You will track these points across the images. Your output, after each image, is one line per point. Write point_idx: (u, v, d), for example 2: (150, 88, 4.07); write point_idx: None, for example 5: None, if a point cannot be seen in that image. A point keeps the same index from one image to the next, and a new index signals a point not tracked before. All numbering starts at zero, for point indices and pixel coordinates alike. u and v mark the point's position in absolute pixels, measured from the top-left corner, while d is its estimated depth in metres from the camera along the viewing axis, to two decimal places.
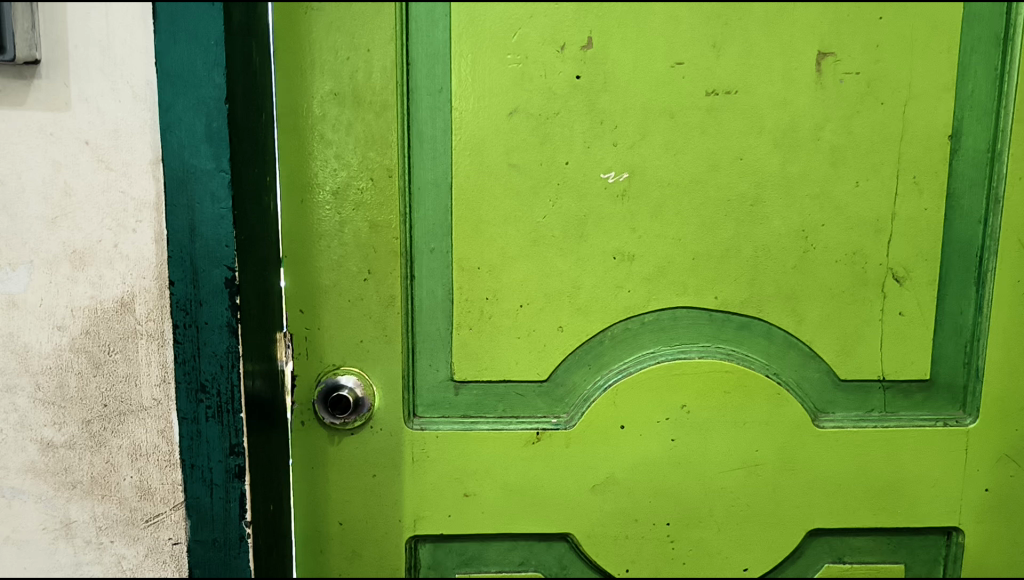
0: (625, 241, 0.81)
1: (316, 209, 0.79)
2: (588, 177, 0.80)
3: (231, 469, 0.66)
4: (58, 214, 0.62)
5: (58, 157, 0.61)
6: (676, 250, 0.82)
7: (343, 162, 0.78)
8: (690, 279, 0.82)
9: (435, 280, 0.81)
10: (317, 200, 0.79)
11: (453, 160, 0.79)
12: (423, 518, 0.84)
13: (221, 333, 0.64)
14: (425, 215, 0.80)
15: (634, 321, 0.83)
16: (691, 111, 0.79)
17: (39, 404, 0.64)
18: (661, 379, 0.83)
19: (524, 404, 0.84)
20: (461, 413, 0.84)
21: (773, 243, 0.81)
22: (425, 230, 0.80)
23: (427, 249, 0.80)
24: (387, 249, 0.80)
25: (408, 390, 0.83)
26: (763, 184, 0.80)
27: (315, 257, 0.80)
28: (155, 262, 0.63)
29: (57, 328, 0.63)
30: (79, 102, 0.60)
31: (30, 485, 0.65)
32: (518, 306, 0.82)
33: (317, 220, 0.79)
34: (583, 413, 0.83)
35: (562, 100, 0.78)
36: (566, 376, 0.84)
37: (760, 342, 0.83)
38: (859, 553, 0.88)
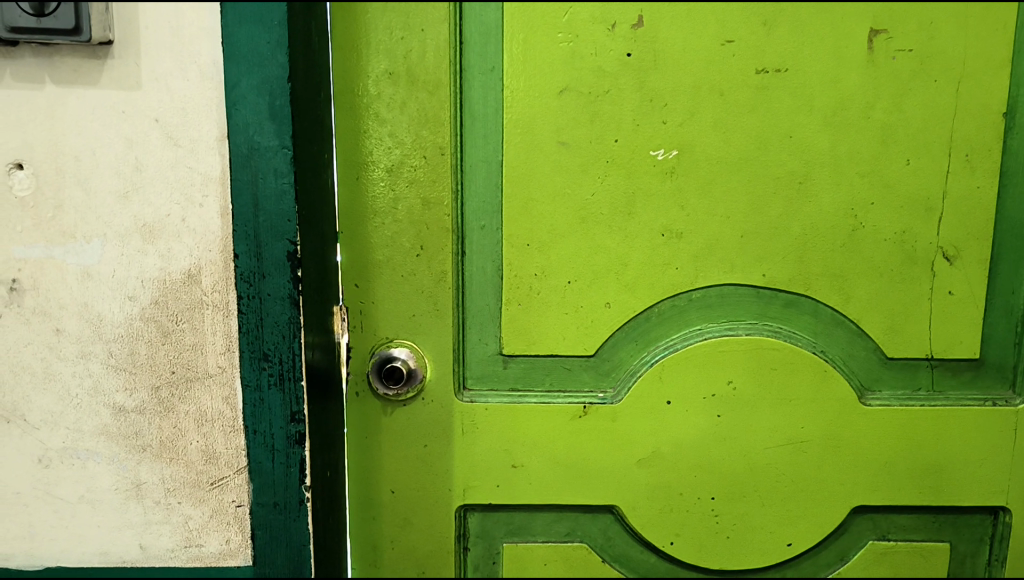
0: (673, 218, 0.82)
1: (371, 185, 0.81)
2: (637, 155, 0.81)
3: (292, 435, 0.69)
4: (130, 188, 0.65)
5: (131, 134, 0.64)
6: (724, 228, 0.82)
7: (397, 141, 0.80)
8: (738, 257, 0.83)
9: (485, 256, 0.83)
10: (372, 176, 0.81)
11: (504, 138, 0.80)
12: (472, 488, 0.87)
13: (283, 304, 0.67)
14: (477, 192, 0.81)
15: (681, 297, 0.84)
16: (740, 89, 0.79)
17: (112, 370, 0.67)
18: (707, 355, 0.84)
19: (572, 378, 0.85)
20: (510, 386, 0.86)
21: (822, 221, 0.82)
22: (477, 207, 0.82)
23: (478, 226, 0.82)
24: (439, 225, 0.82)
25: (458, 363, 0.85)
26: (812, 162, 0.81)
27: (369, 231, 0.82)
28: (221, 236, 0.65)
29: (129, 298, 0.66)
30: (150, 81, 0.63)
31: (104, 447, 0.69)
32: (567, 282, 0.83)
33: (372, 196, 0.81)
34: (629, 387, 0.85)
35: (613, 78, 0.79)
36: (613, 352, 0.85)
37: (808, 319, 0.84)
38: (903, 531, 0.88)
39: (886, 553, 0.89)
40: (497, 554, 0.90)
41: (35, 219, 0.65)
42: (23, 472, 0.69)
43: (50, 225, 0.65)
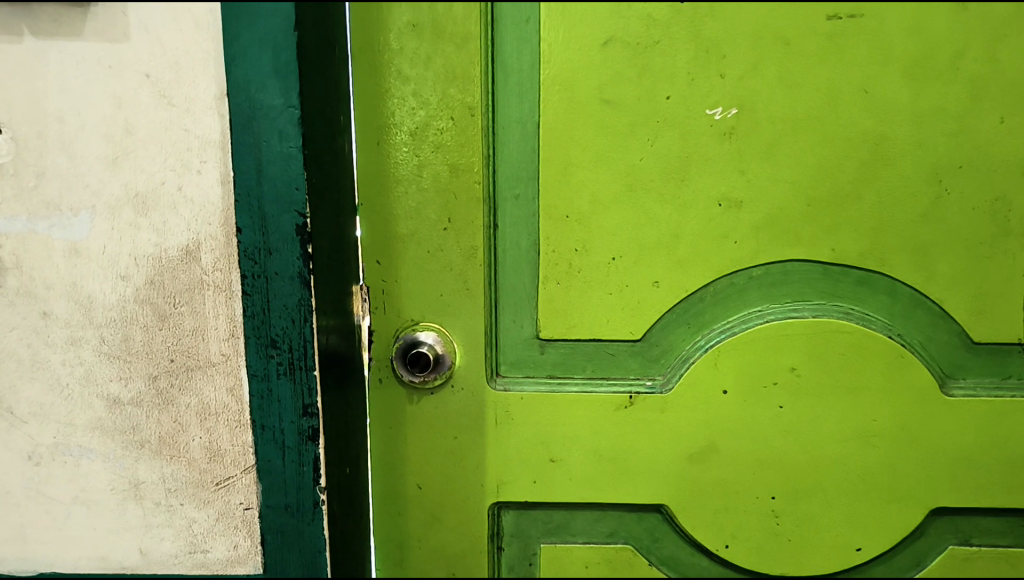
0: (731, 184, 0.73)
1: (394, 151, 0.73)
2: (691, 115, 0.72)
3: (304, 431, 0.61)
4: (119, 153, 0.57)
5: (119, 92, 0.56)
6: (789, 196, 0.73)
7: (422, 101, 0.72)
8: (804, 229, 0.74)
9: (519, 229, 0.75)
10: (394, 141, 0.73)
11: (541, 97, 0.72)
12: (506, 484, 0.79)
13: (292, 284, 0.59)
14: (510, 158, 0.73)
15: (740, 275, 0.75)
16: (809, 38, 0.70)
17: (105, 358, 0.60)
18: (767, 338, 0.75)
19: (617, 365, 0.77)
20: (547, 373, 0.78)
21: (901, 188, 0.72)
22: (511, 174, 0.73)
23: (511, 196, 0.74)
24: (468, 195, 0.74)
25: (491, 348, 0.77)
26: (891, 120, 0.71)
27: (392, 203, 0.74)
28: (222, 207, 0.58)
29: (121, 277, 0.59)
30: (138, 32, 0.56)
31: (98, 443, 0.62)
32: (611, 258, 0.75)
33: (394, 164, 0.73)
34: (680, 374, 0.77)
35: (664, 27, 0.70)
36: (662, 336, 0.77)
37: (882, 299, 0.75)
38: (989, 536, 0.79)
39: (968, 559, 0.80)
40: (534, 555, 0.82)
41: (16, 188, 0.58)
42: (12, 469, 0.62)
43: (33, 196, 0.58)
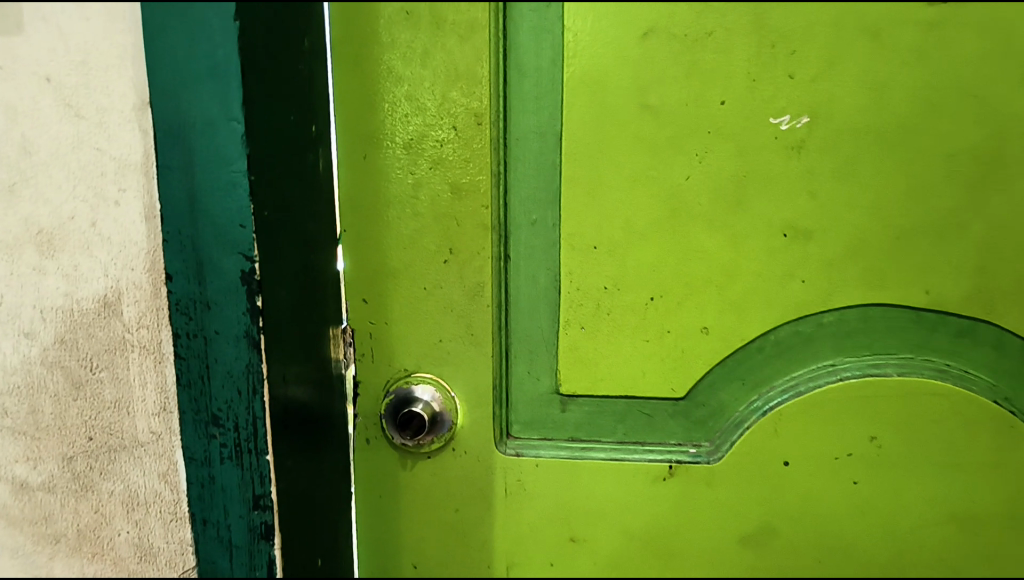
0: (799, 211, 0.59)
1: (383, 167, 0.60)
2: (751, 125, 0.58)
3: (255, 528, 0.49)
4: (17, 179, 0.45)
5: (14, 100, 0.45)
6: (872, 226, 0.59)
7: (417, 106, 0.58)
8: (890, 268, 0.59)
9: (535, 262, 0.61)
10: (383, 155, 0.59)
11: (564, 101, 0.58)
12: (517, 565, 0.66)
13: (237, 346, 0.46)
14: (527, 175, 0.60)
15: (808, 322, 0.61)
16: (904, 29, 0.55)
17: (10, 434, 0.49)
18: (839, 398, 0.62)
19: (654, 428, 0.64)
20: (569, 436, 0.65)
21: (1015, 218, 0.58)
22: (526, 197, 0.60)
23: (526, 222, 0.60)
24: (473, 222, 0.60)
25: (500, 404, 0.64)
26: (1007, 132, 0.56)
27: (381, 230, 0.61)
28: (146, 246, 0.45)
29: (25, 335, 0.47)
30: (35, 22, 0.43)
31: (7, 534, 0.51)
32: (647, 299, 0.61)
33: (382, 183, 0.60)
34: (732, 442, 0.63)
35: (718, 14, 0.56)
36: (709, 394, 0.63)
37: (987, 356, 0.60)
38: None
39: None
40: None
41: None
42: None
43: None
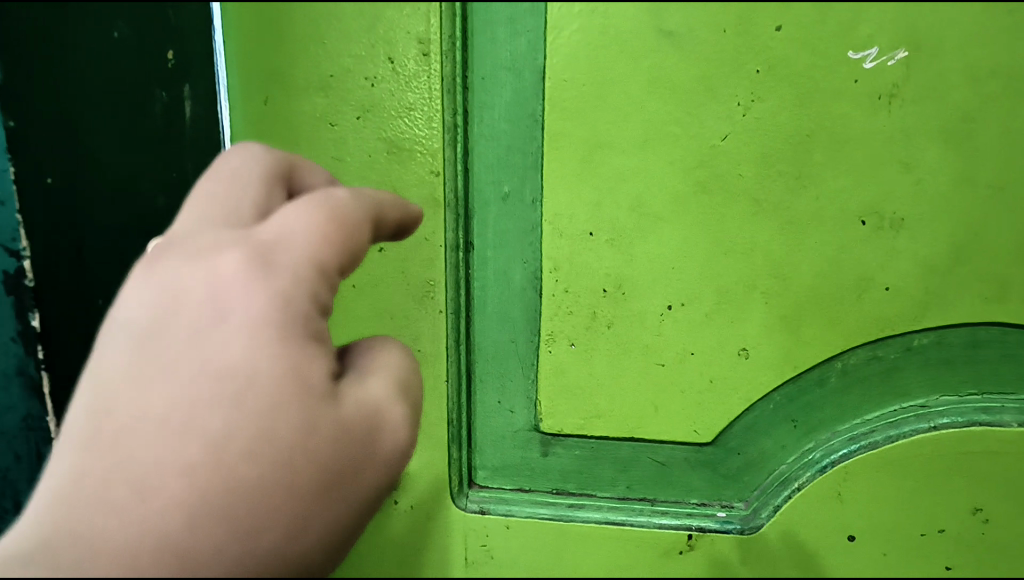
0: (883, 188, 0.41)
1: (291, 116, 0.42)
2: (820, 61, 0.39)
3: None
4: None
5: None
6: (990, 212, 0.41)
7: (339, 27, 0.40)
8: (1013, 271, 0.41)
9: (508, 253, 0.44)
10: (292, 99, 0.42)
11: (549, 23, 0.40)
12: None
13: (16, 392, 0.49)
14: (497, 128, 0.42)
15: (891, 346, 0.43)
16: None
17: None
18: (933, 454, 0.44)
19: (669, 483, 0.47)
20: (554, 488, 0.48)
21: None
22: (496, 161, 0.43)
23: (496, 196, 0.43)
24: (421, 194, 0.43)
25: (458, 446, 0.47)
26: None
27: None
28: None
29: None
30: None
31: None
32: (661, 310, 0.44)
33: (292, 138, 0.42)
34: (777, 509, 0.46)
35: None
36: (746, 440, 0.46)
37: None
38: None
39: None
40: None
41: None
42: None
43: None
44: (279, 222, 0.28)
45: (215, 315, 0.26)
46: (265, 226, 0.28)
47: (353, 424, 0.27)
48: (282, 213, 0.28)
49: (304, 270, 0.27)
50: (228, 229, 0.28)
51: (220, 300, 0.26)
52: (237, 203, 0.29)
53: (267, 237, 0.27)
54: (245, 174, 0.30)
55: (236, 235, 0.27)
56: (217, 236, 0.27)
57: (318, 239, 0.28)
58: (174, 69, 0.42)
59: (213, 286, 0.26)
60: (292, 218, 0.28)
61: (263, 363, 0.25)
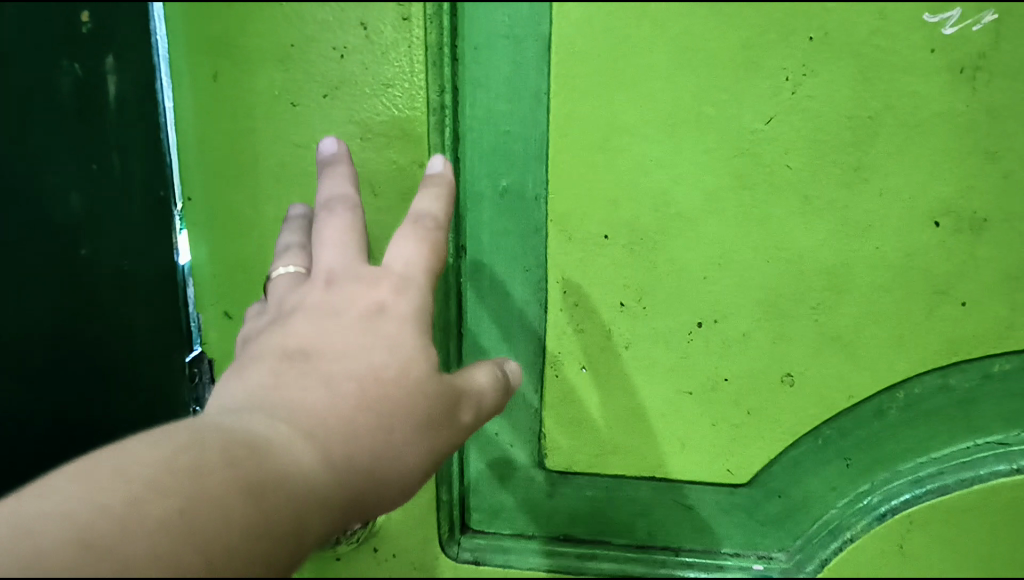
0: (961, 182, 0.34)
1: (245, 93, 0.35)
2: (888, 26, 0.32)
3: None
4: None
5: None
6: None
7: None
8: None
9: (506, 258, 0.37)
10: (244, 73, 0.35)
11: None
12: None
13: None
14: (493, 110, 0.35)
15: (966, 372, 0.36)
16: None
17: None
18: (1012, 500, 0.37)
19: (697, 529, 0.40)
20: (561, 532, 0.41)
21: None
22: (492, 148, 0.36)
23: (493, 191, 0.36)
24: (398, 191, 0.36)
25: (448, 485, 0.40)
26: None
27: (254, 204, 0.37)
28: None
29: None
30: None
31: None
32: (687, 331, 0.37)
33: (248, 123, 0.35)
34: (823, 561, 0.39)
35: None
36: (788, 481, 0.39)
37: None
38: None
39: None
40: None
41: None
42: None
43: None
44: (409, 272, 0.27)
45: (373, 307, 0.26)
46: (399, 271, 0.27)
47: (450, 426, 0.26)
48: (410, 252, 0.28)
49: (420, 280, 0.27)
50: (363, 278, 0.27)
51: (369, 295, 0.27)
52: (354, 248, 0.29)
53: (407, 281, 0.27)
54: (349, 227, 0.29)
55: (381, 285, 0.27)
56: (362, 285, 0.27)
57: (427, 265, 0.28)
58: (91, 35, 0.36)
59: (373, 325, 0.26)
60: (415, 264, 0.28)
61: (424, 370, 0.26)
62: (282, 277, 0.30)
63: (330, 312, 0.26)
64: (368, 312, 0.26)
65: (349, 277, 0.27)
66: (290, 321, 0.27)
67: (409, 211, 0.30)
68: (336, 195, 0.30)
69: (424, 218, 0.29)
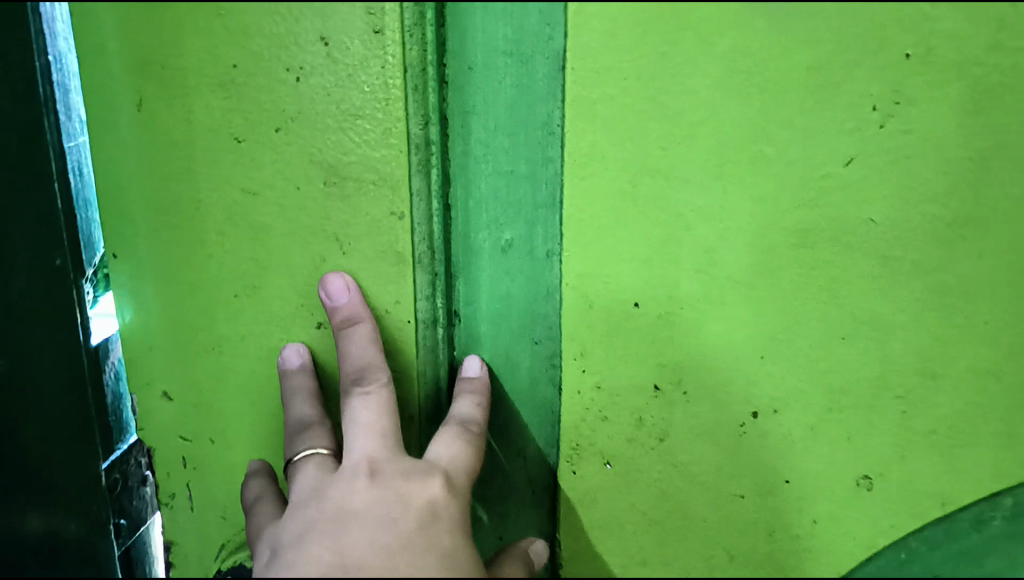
0: None
1: (179, 128, 0.28)
2: (1011, 41, 0.24)
3: None
4: None
5: None
6: None
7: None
8: None
9: (511, 330, 0.30)
10: (179, 103, 0.27)
11: None
12: None
13: None
14: (493, 148, 0.28)
15: None
16: None
17: None
18: None
19: None
20: None
21: None
22: (494, 196, 0.28)
23: (494, 249, 0.29)
24: (372, 247, 0.28)
25: None
26: None
27: (193, 266, 0.29)
28: None
29: None
30: None
31: None
32: (739, 426, 0.30)
33: (181, 163, 0.28)
34: None
35: None
36: None
37: None
38: None
39: None
40: None
41: None
42: None
43: None
44: (455, 470, 0.27)
45: (427, 514, 0.25)
46: (446, 471, 0.27)
47: None
48: (456, 453, 0.28)
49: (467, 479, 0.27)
50: (411, 471, 0.27)
51: (424, 492, 0.26)
52: (390, 437, 0.28)
53: (453, 485, 0.27)
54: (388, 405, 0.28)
55: (431, 484, 0.26)
56: (411, 484, 0.26)
57: (471, 463, 0.28)
58: None
59: (430, 530, 0.25)
60: (461, 462, 0.28)
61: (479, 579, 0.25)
62: (303, 463, 0.28)
63: (386, 519, 0.25)
64: (424, 516, 0.25)
65: (397, 474, 0.26)
66: (342, 539, 0.24)
67: (450, 414, 0.29)
68: (364, 381, 0.28)
69: (470, 424, 0.28)
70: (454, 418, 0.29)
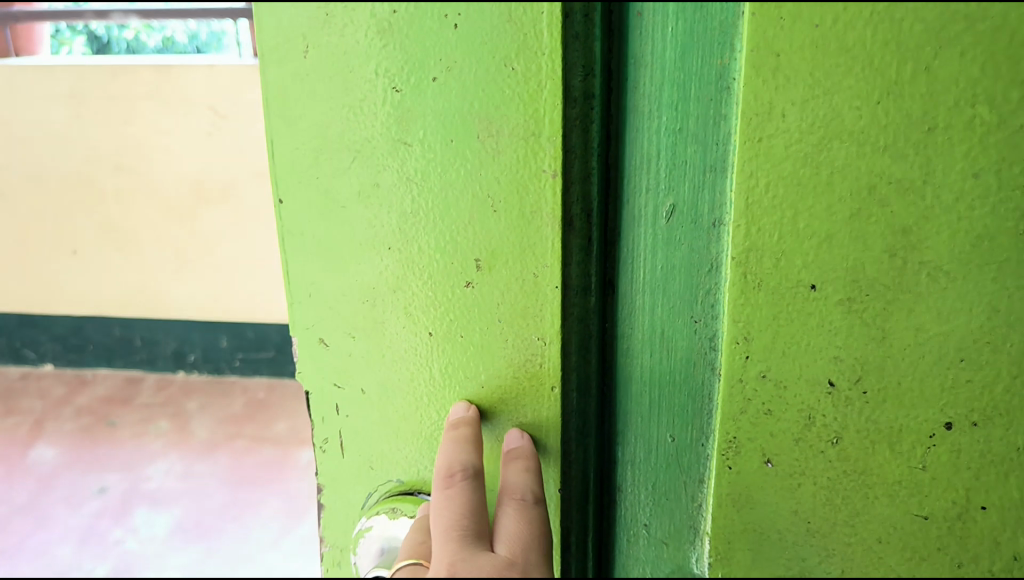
0: None
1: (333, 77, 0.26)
2: None
3: None
4: None
5: None
6: None
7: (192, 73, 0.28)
8: None
9: (672, 301, 0.28)
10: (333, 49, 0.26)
11: None
12: None
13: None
14: (660, 105, 0.26)
15: None
16: None
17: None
18: None
19: None
20: None
21: None
22: (662, 157, 0.26)
23: (656, 214, 0.27)
24: (516, 206, 0.26)
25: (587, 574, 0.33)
26: None
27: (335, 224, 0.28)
28: None
29: None
30: None
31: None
32: (927, 438, 0.26)
33: (342, 116, 0.27)
34: None
35: None
36: None
37: None
38: None
39: None
40: None
41: None
42: None
43: None
44: (527, 550, 0.27)
45: None
46: (519, 555, 0.26)
47: None
48: (524, 531, 0.27)
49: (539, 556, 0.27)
50: (489, 558, 0.26)
51: None
52: (459, 526, 0.27)
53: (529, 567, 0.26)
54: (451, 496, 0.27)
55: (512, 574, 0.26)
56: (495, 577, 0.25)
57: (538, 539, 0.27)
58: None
59: None
60: (530, 539, 0.27)
61: None
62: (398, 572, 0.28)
63: None
64: None
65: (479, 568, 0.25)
66: None
67: (507, 493, 0.28)
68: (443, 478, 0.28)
69: (530, 499, 0.28)
70: (511, 497, 0.28)
